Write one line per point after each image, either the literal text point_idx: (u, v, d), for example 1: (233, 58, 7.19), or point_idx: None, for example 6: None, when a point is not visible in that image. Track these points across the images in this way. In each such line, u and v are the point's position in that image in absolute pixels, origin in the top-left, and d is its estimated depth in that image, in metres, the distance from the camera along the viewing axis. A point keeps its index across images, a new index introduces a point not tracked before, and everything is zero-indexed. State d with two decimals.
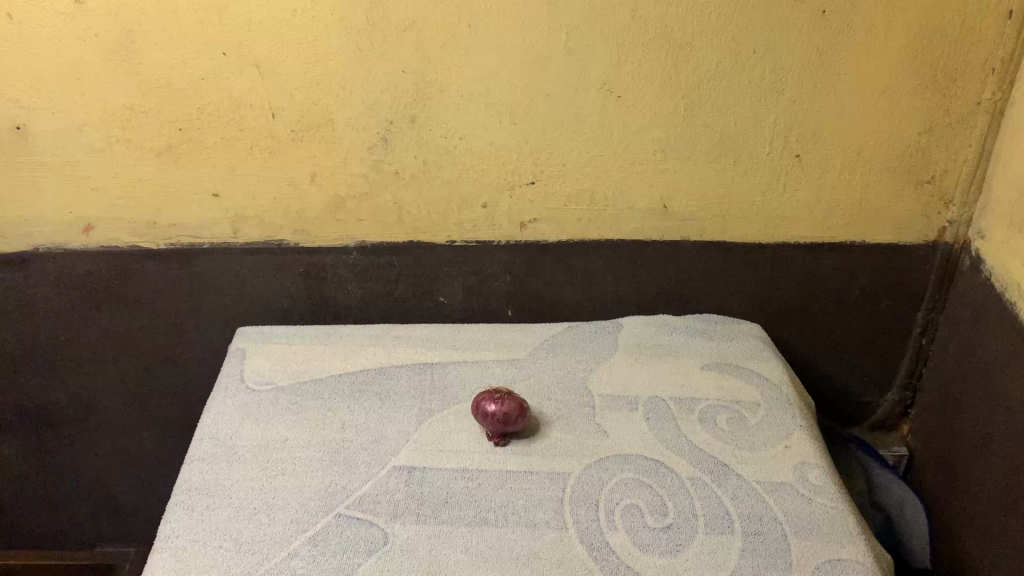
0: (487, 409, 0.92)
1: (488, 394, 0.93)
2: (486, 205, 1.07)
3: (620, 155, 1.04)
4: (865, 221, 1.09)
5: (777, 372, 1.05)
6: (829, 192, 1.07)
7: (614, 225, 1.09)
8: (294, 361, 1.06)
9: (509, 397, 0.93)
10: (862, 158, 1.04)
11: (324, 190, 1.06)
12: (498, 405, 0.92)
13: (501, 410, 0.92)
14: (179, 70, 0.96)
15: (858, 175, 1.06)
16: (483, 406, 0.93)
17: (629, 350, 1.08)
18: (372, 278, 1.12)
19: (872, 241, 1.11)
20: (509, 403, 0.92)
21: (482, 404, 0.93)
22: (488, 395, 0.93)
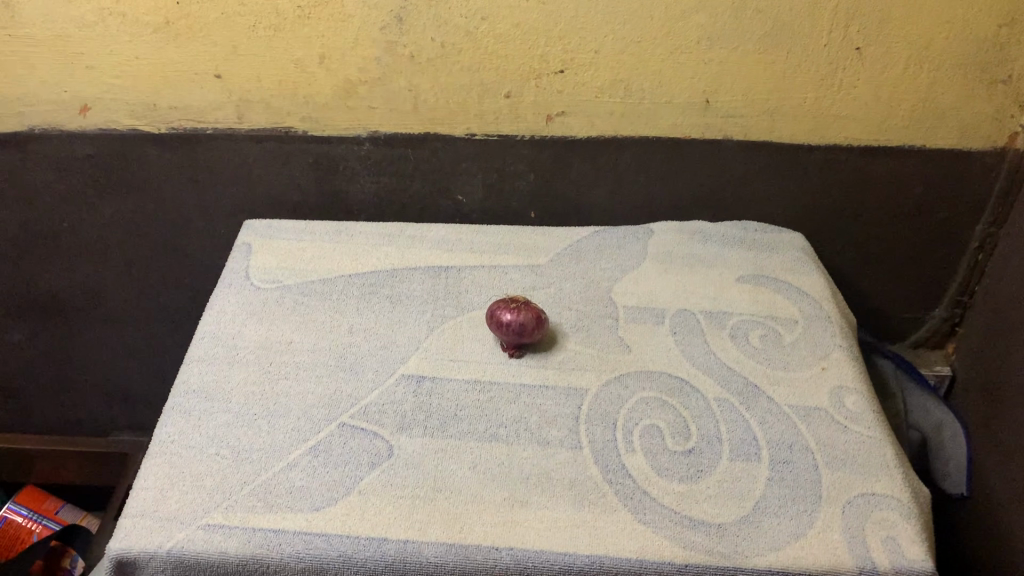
0: (499, 319, 0.87)
1: (499, 302, 0.88)
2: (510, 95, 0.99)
3: (660, 43, 0.93)
4: (928, 124, 0.99)
5: (818, 287, 0.98)
6: (889, 90, 0.96)
7: (649, 121, 1.00)
8: (302, 258, 1.00)
9: (523, 303, 0.88)
10: (931, 52, 0.93)
11: (334, 74, 0.97)
12: (512, 312, 0.86)
13: (515, 318, 0.86)
14: None
15: (925, 71, 0.95)
16: (495, 316, 0.87)
17: (658, 258, 1.01)
18: (387, 172, 1.05)
19: (934, 147, 1.01)
20: (523, 308, 0.87)
21: (494, 316, 0.87)
22: (499, 303, 0.88)
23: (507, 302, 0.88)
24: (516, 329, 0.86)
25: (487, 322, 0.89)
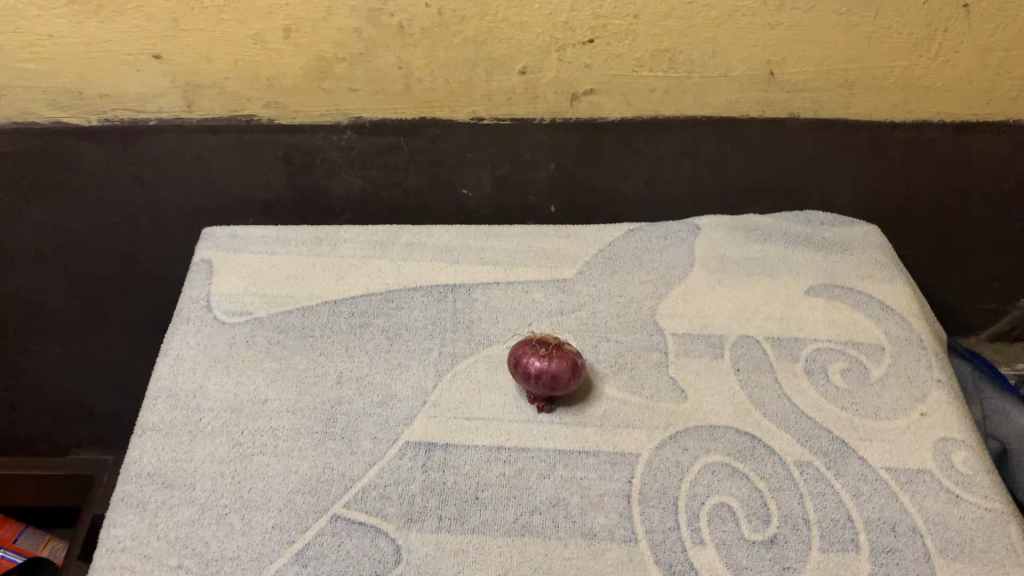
0: (525, 368, 0.70)
1: (525, 346, 0.71)
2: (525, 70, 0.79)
3: (717, 3, 0.74)
4: None
5: (904, 300, 0.81)
6: (999, 55, 0.77)
7: (698, 98, 0.81)
8: (276, 279, 0.82)
9: (555, 347, 0.71)
10: None
11: (304, 51, 0.77)
12: (541, 360, 0.69)
13: (546, 366, 0.69)
14: None
15: None
16: (520, 364, 0.70)
17: (709, 267, 0.84)
18: (375, 165, 0.86)
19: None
20: (556, 354, 0.70)
21: (518, 364, 0.70)
22: (525, 347, 0.71)
23: (535, 346, 0.71)
24: (546, 381, 0.69)
25: (509, 371, 0.72)
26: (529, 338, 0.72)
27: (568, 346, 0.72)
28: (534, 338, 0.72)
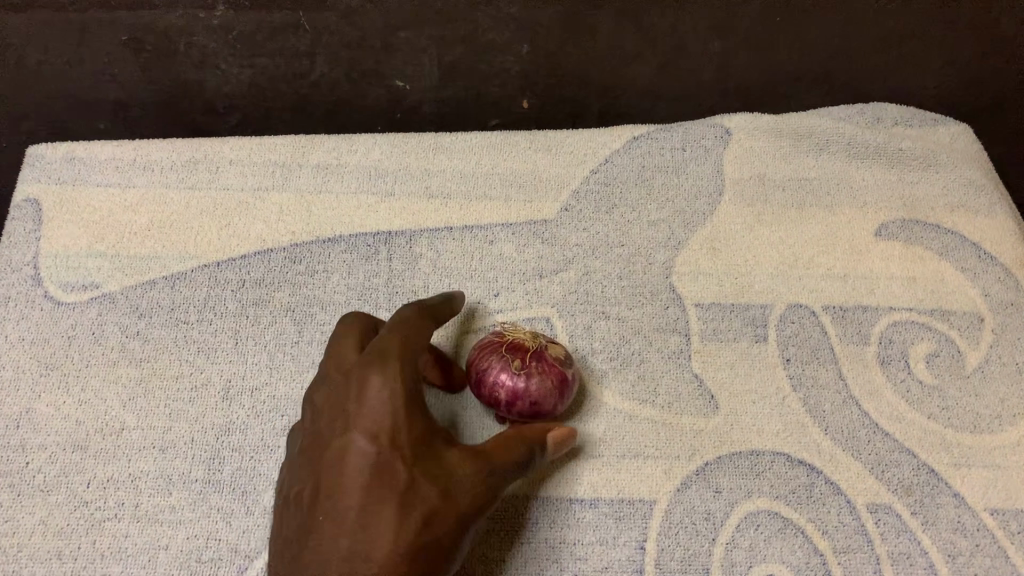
0: (491, 392, 0.48)
1: (488, 358, 0.49)
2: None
3: None
4: None
5: (1009, 242, 0.59)
6: None
7: None
8: (135, 230, 0.57)
9: (534, 355, 0.48)
10: None
11: None
12: (512, 380, 0.48)
13: (522, 389, 0.48)
14: None
15: None
16: (481, 382, 0.49)
17: (743, 196, 0.60)
18: (265, 52, 0.59)
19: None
20: (535, 366, 0.48)
21: (480, 383, 0.49)
22: (490, 357, 0.49)
23: (502, 356, 0.49)
24: (523, 407, 0.48)
25: (470, 387, 0.51)
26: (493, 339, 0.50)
27: (554, 348, 0.50)
28: (501, 342, 0.50)
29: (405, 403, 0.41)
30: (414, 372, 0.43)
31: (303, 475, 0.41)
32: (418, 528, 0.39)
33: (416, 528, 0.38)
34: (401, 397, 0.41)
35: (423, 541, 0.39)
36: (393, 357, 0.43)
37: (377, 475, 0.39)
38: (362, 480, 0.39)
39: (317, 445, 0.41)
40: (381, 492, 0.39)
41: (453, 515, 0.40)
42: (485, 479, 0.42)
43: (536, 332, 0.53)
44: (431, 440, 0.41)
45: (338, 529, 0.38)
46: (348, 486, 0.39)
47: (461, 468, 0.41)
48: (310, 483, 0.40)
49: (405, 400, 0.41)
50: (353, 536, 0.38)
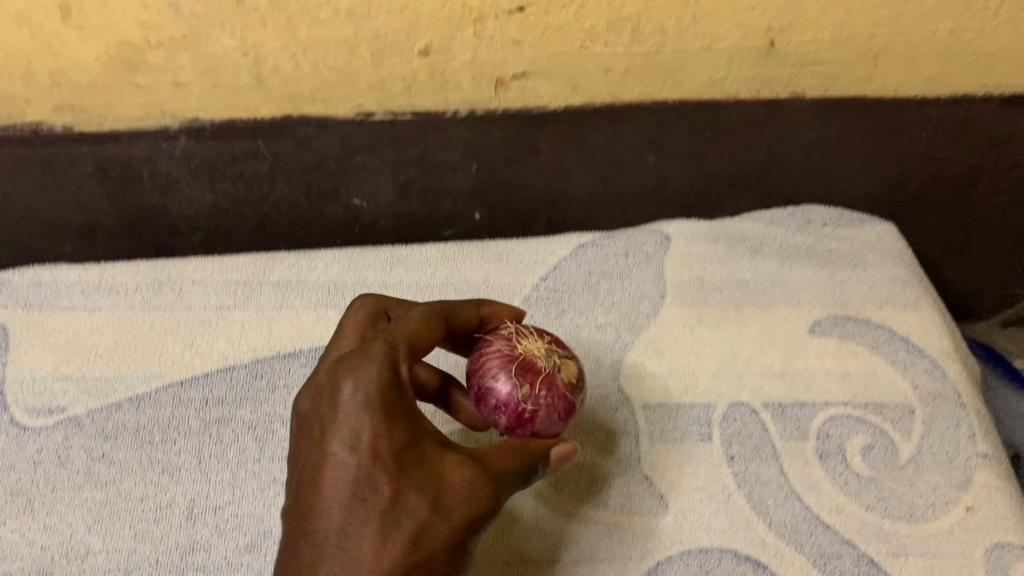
0: (490, 396, 0.45)
1: (499, 372, 0.45)
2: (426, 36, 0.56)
3: None
4: None
5: (935, 335, 0.62)
6: None
7: (670, 75, 0.59)
8: (100, 353, 0.59)
9: (546, 377, 0.45)
10: None
11: (95, 36, 0.53)
12: (518, 408, 0.44)
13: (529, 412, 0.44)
14: None
15: None
16: (480, 387, 0.45)
17: (685, 299, 0.64)
18: (226, 178, 0.62)
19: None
20: (543, 394, 0.45)
21: (479, 380, 0.46)
22: (496, 362, 0.46)
23: (512, 372, 0.45)
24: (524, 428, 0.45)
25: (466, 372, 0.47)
26: (505, 344, 0.47)
27: (569, 366, 0.46)
28: (512, 351, 0.46)
29: (374, 397, 0.41)
30: (399, 364, 0.43)
31: (295, 487, 0.42)
32: (405, 538, 0.38)
33: (402, 539, 0.38)
34: (376, 394, 0.41)
35: (410, 550, 0.38)
36: (371, 352, 0.42)
37: (349, 482, 0.39)
38: (341, 490, 0.39)
39: (303, 459, 0.42)
40: (357, 497, 0.39)
41: (445, 518, 0.39)
42: (475, 482, 0.40)
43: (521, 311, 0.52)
44: (415, 440, 0.41)
45: (319, 541, 0.39)
46: (326, 496, 0.39)
47: (451, 472, 0.40)
48: (298, 493, 0.41)
49: (373, 392, 0.41)
50: (340, 545, 0.38)
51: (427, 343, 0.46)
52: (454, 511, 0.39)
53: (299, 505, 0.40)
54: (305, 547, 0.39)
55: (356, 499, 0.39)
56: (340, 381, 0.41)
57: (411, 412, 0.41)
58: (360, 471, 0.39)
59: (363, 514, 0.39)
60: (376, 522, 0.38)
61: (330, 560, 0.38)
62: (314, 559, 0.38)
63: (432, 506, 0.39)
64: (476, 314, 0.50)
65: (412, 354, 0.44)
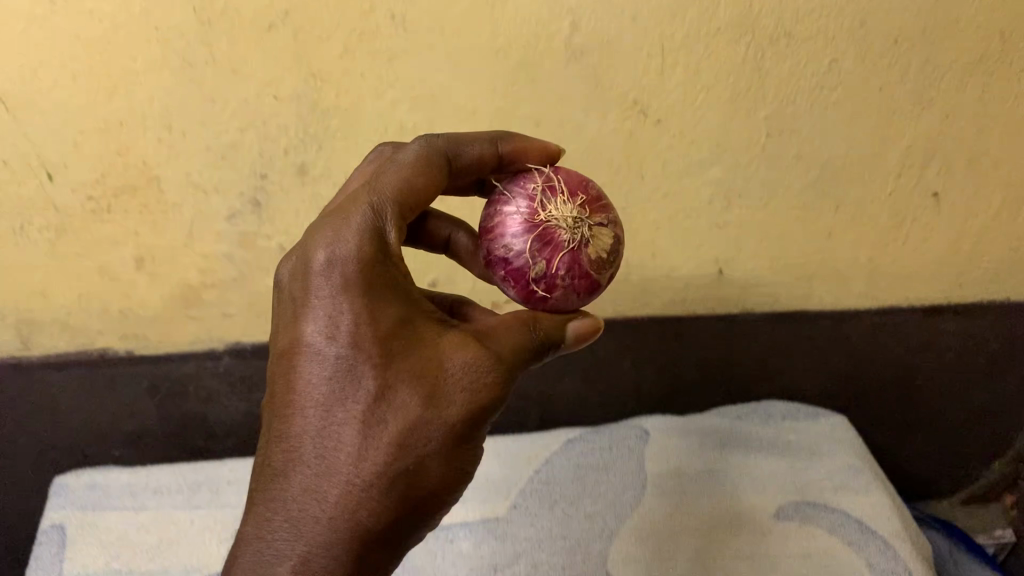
0: (495, 254, 0.42)
1: (513, 239, 0.42)
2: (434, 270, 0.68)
3: (655, 206, 0.64)
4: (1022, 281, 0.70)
5: (887, 517, 0.68)
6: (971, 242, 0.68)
7: (638, 296, 0.71)
8: (145, 550, 0.66)
9: (563, 243, 0.41)
10: None
11: (161, 279, 0.64)
12: (523, 269, 0.41)
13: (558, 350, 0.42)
14: None
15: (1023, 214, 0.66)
16: (492, 251, 0.42)
17: (662, 488, 0.71)
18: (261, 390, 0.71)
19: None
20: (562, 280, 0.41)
21: (490, 245, 0.42)
22: (511, 225, 0.42)
23: (526, 232, 0.41)
24: (530, 304, 0.42)
25: (478, 224, 0.44)
26: (529, 203, 0.42)
27: (599, 240, 0.42)
28: (534, 216, 0.41)
29: (356, 255, 0.39)
30: (386, 220, 0.40)
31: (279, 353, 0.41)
32: (385, 453, 0.38)
33: (383, 448, 0.38)
34: (358, 250, 0.39)
35: (384, 485, 0.38)
36: (357, 202, 0.40)
37: (332, 364, 0.38)
38: (318, 385, 0.38)
39: (284, 317, 0.41)
40: (337, 395, 0.38)
41: (433, 415, 0.38)
42: (480, 353, 0.39)
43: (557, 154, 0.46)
44: (404, 316, 0.39)
45: (293, 456, 0.38)
46: (305, 387, 0.39)
47: (452, 347, 0.39)
48: (276, 378, 0.40)
49: (355, 242, 0.39)
50: (316, 450, 0.38)
51: (423, 176, 0.43)
52: (449, 402, 0.38)
53: (277, 396, 0.40)
54: (273, 473, 0.39)
55: (335, 393, 0.38)
56: (316, 239, 0.40)
57: (400, 285, 0.40)
58: (341, 355, 0.38)
59: (341, 418, 0.38)
60: (354, 433, 0.38)
61: (295, 489, 0.38)
62: (280, 491, 0.38)
63: (419, 393, 0.38)
64: (492, 152, 0.45)
65: (406, 197, 0.41)
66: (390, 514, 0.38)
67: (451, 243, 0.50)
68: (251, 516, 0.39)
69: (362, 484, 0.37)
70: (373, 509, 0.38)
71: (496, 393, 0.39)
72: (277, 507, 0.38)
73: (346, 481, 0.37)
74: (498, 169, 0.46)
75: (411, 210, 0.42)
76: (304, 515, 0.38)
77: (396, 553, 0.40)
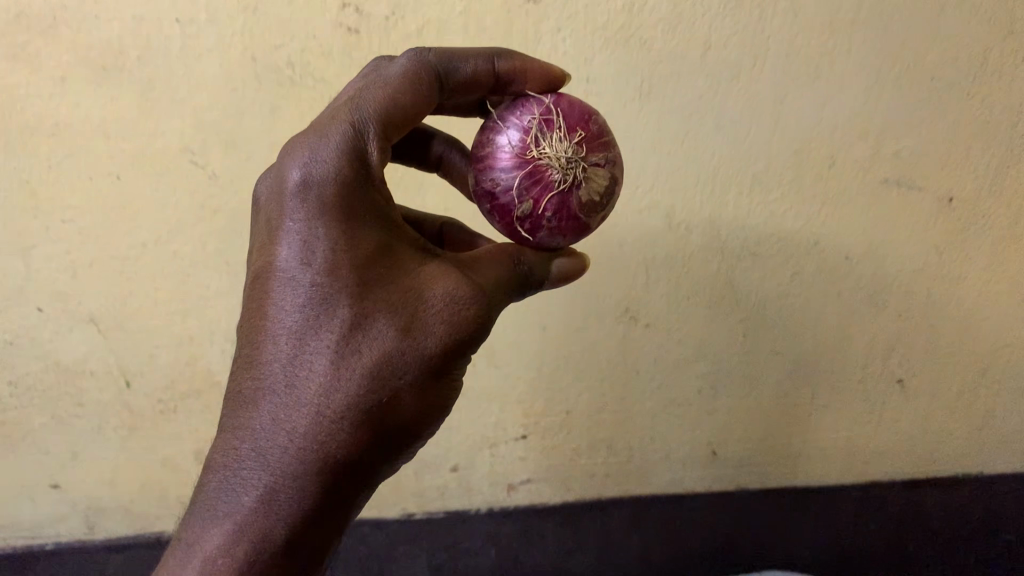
0: (486, 180, 0.44)
1: (505, 180, 0.44)
2: (454, 457, 0.75)
3: (650, 397, 0.73)
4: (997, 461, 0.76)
5: None
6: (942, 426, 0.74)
7: (641, 477, 0.77)
8: None
9: (552, 183, 0.43)
10: (989, 380, 0.72)
11: None
12: (512, 205, 0.44)
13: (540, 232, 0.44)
14: None
15: (986, 399, 0.73)
16: (484, 180, 0.45)
17: None
18: None
19: (1008, 478, 0.76)
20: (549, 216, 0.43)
21: (481, 174, 0.45)
22: (502, 156, 0.44)
23: (517, 167, 0.43)
24: (516, 233, 0.45)
25: (473, 150, 0.46)
26: (523, 134, 0.44)
27: (591, 181, 0.44)
28: (527, 151, 0.43)
29: (335, 175, 0.40)
30: (369, 137, 0.41)
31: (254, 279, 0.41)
32: (358, 382, 0.38)
33: (357, 379, 0.38)
34: (337, 169, 0.39)
35: (357, 419, 0.38)
36: (337, 117, 0.41)
37: (307, 288, 0.39)
38: (293, 310, 0.39)
39: (259, 242, 0.41)
40: (311, 325, 0.38)
41: (411, 346, 0.39)
42: (460, 284, 0.40)
43: (559, 73, 0.47)
44: (383, 244, 0.40)
45: (263, 386, 0.38)
46: (277, 316, 0.39)
47: (432, 277, 0.40)
48: (251, 310, 0.40)
49: (335, 162, 0.40)
50: (285, 379, 0.38)
51: (413, 92, 0.43)
52: (427, 337, 0.39)
53: (250, 317, 0.40)
54: (239, 404, 0.39)
55: (309, 322, 0.38)
56: (292, 154, 0.40)
57: (380, 208, 0.41)
58: (317, 280, 0.39)
59: (316, 348, 0.38)
60: (328, 363, 0.38)
61: (264, 422, 0.38)
62: (247, 422, 0.38)
63: (396, 321, 0.39)
64: (488, 70, 0.45)
65: (393, 107, 0.42)
66: (361, 446, 0.38)
67: (444, 161, 0.53)
68: (217, 452, 0.38)
69: (335, 420, 0.37)
70: (347, 440, 0.38)
71: (474, 330, 0.40)
72: (245, 445, 0.38)
73: (318, 415, 0.37)
74: (495, 88, 0.46)
75: (399, 131, 0.43)
76: (273, 449, 0.37)
77: (364, 488, 0.39)
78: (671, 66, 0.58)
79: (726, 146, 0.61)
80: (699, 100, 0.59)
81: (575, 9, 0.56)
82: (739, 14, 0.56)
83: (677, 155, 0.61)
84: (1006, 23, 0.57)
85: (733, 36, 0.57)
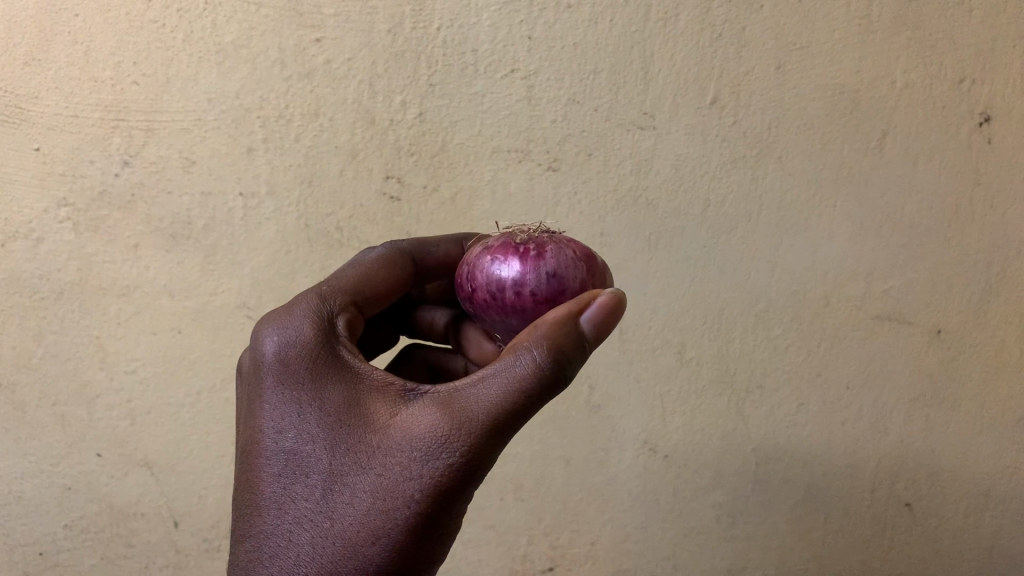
0: (487, 283, 0.45)
1: (499, 243, 0.47)
2: None
3: (672, 526, 0.73)
4: None
5: None
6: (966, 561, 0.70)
7: None
8: None
9: (541, 242, 0.46)
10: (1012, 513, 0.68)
11: None
12: (514, 243, 0.46)
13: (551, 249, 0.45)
14: (39, 478, 0.71)
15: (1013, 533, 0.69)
16: (478, 259, 0.47)
17: None
18: None
19: None
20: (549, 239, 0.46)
21: (474, 266, 0.47)
22: (487, 256, 0.46)
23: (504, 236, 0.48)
24: (526, 287, 0.44)
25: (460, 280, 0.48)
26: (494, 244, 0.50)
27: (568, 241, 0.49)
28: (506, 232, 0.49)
29: (300, 345, 0.42)
30: (337, 309, 0.46)
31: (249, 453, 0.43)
32: (332, 544, 0.37)
33: (331, 544, 0.37)
34: (299, 339, 0.43)
35: None
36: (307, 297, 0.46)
37: (282, 457, 0.40)
38: (271, 479, 0.40)
39: (247, 421, 0.43)
40: (286, 492, 0.39)
41: (385, 500, 0.38)
42: (432, 422, 0.38)
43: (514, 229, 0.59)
44: (355, 398, 0.41)
45: (248, 558, 0.39)
46: (259, 485, 0.40)
47: (404, 422, 0.39)
48: (241, 481, 0.42)
49: (300, 335, 0.43)
50: (268, 549, 0.38)
51: (386, 272, 0.51)
52: (399, 484, 0.38)
53: (240, 490, 0.41)
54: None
55: (285, 489, 0.39)
56: (265, 332, 0.44)
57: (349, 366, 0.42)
58: (292, 447, 0.40)
59: (293, 513, 0.39)
60: (303, 528, 0.38)
61: None
62: None
63: (368, 476, 0.38)
64: (459, 249, 0.56)
65: (365, 286, 0.49)
66: None
67: (431, 324, 0.60)
68: None
69: None
70: None
71: (451, 466, 0.37)
72: None
73: None
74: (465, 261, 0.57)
75: (371, 302, 0.50)
76: None
77: None
78: (674, 220, 0.65)
79: (728, 289, 0.66)
80: (702, 249, 0.66)
81: (589, 175, 0.64)
82: (734, 175, 0.64)
83: (684, 298, 0.67)
84: (974, 175, 0.62)
85: (729, 194, 0.64)
